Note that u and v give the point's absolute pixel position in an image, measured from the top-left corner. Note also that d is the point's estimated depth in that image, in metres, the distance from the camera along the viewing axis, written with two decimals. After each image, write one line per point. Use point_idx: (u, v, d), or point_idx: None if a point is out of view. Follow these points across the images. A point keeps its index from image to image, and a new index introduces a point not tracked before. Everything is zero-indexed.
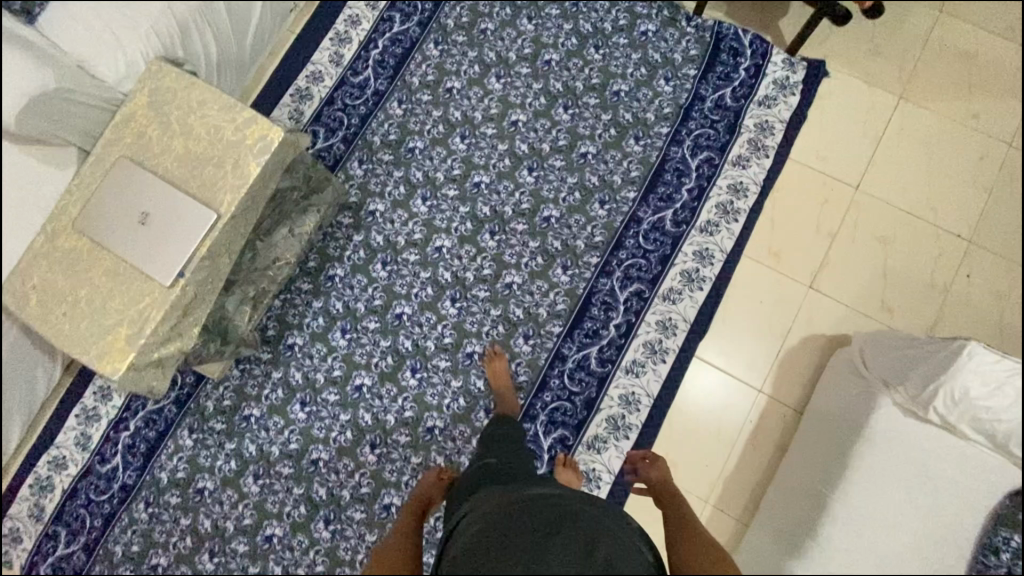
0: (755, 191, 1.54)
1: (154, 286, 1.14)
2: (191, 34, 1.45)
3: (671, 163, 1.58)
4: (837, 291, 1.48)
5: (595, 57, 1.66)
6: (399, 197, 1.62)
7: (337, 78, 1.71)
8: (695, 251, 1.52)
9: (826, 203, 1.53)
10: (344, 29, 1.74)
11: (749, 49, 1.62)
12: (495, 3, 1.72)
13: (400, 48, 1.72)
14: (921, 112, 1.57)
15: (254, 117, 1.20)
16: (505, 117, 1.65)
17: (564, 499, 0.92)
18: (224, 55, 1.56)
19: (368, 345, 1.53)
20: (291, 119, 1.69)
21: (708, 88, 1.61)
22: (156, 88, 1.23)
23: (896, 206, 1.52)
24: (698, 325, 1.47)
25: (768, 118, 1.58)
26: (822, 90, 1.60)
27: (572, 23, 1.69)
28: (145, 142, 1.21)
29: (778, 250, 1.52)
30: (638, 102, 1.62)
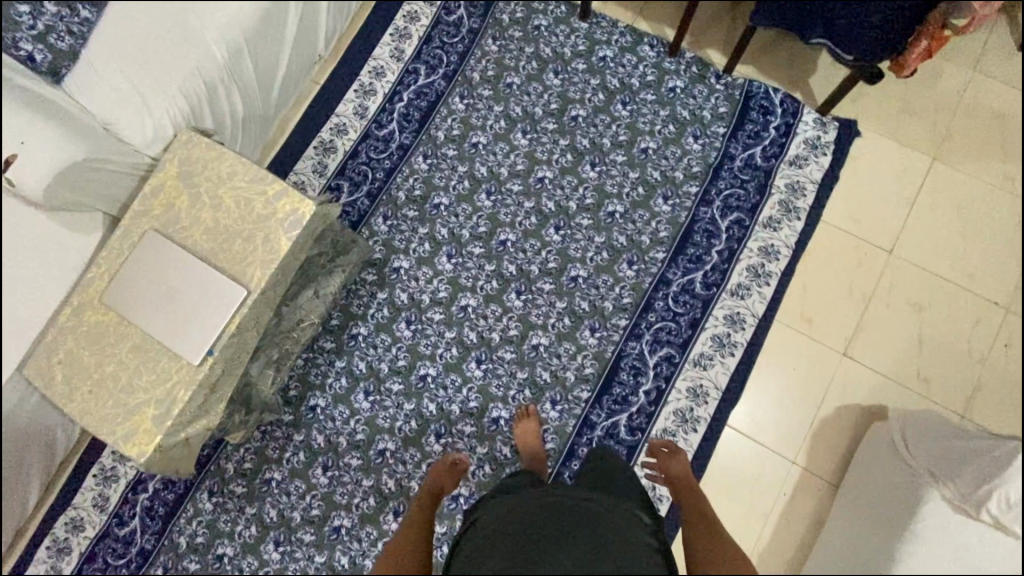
0: (787, 254, 1.52)
1: (182, 365, 1.13)
2: (218, 93, 1.43)
3: (700, 224, 1.56)
4: (871, 359, 1.46)
5: (622, 113, 1.65)
6: (424, 254, 1.60)
7: (361, 131, 1.70)
8: (726, 315, 1.49)
9: (860, 267, 1.51)
10: (369, 81, 1.73)
11: (780, 107, 1.60)
12: (521, 57, 1.71)
13: (425, 101, 1.70)
14: (956, 175, 1.55)
15: (285, 189, 1.19)
16: (531, 174, 1.63)
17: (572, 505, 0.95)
18: (249, 108, 1.55)
19: (392, 408, 1.50)
20: (314, 172, 1.68)
21: (738, 147, 1.59)
22: (185, 157, 1.21)
23: (932, 272, 1.50)
24: (730, 393, 1.44)
25: (799, 179, 1.56)
26: (853, 150, 1.58)
27: (599, 78, 1.67)
28: (174, 214, 1.19)
29: (810, 315, 1.49)
30: (666, 160, 1.61)
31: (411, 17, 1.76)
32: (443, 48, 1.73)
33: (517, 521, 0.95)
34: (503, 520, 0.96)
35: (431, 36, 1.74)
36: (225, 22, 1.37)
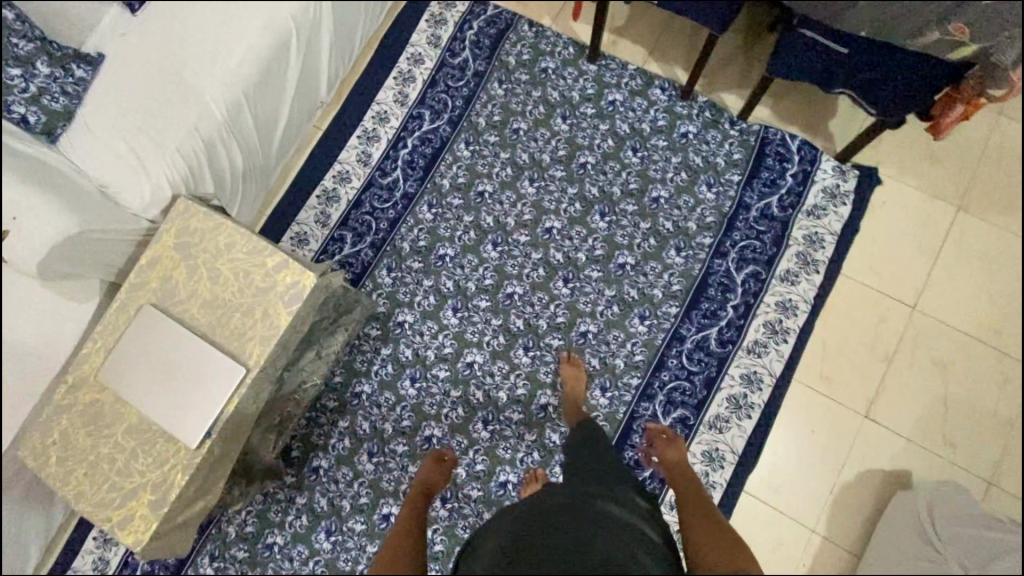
0: (805, 310, 1.46)
1: (179, 447, 1.09)
2: (217, 150, 1.39)
3: (715, 277, 1.50)
4: (894, 422, 1.40)
5: (633, 160, 1.60)
6: (429, 307, 1.56)
7: (365, 179, 1.66)
8: (742, 374, 1.44)
9: (881, 324, 1.45)
10: (373, 126, 1.69)
11: (797, 154, 1.54)
12: (528, 101, 1.67)
13: (430, 147, 1.66)
14: (981, 226, 1.48)
15: (285, 260, 1.15)
16: (539, 224, 1.59)
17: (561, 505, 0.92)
18: (250, 163, 1.51)
19: (396, 470, 1.46)
20: (317, 222, 1.64)
21: (753, 196, 1.54)
22: (182, 228, 1.17)
23: (957, 329, 1.44)
24: (747, 457, 1.39)
25: (817, 230, 1.50)
26: (873, 200, 1.52)
27: (608, 123, 1.63)
28: (171, 287, 1.16)
29: (829, 374, 1.44)
30: (679, 210, 1.55)
31: (415, 60, 1.72)
32: (448, 92, 1.69)
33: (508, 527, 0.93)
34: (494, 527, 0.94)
35: (436, 80, 1.71)
36: (224, 76, 1.35)
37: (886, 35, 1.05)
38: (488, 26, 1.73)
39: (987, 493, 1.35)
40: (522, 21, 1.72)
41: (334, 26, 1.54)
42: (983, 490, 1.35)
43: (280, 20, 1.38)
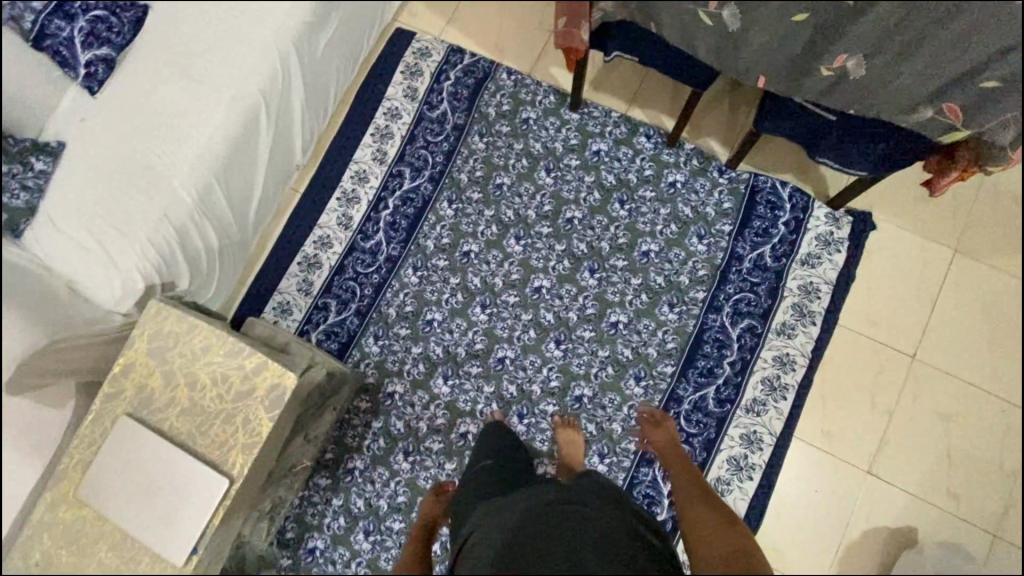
0: (803, 364, 1.43)
1: (165, 564, 1.06)
2: (190, 234, 1.34)
3: (710, 333, 1.47)
4: (899, 476, 1.37)
5: (620, 213, 1.56)
6: (419, 375, 1.52)
7: (347, 243, 1.61)
8: (742, 434, 1.41)
9: (880, 376, 1.42)
10: (352, 187, 1.64)
11: (789, 202, 1.50)
12: (510, 154, 1.62)
13: (412, 207, 1.62)
14: (978, 268, 1.45)
15: (265, 360, 1.11)
16: (527, 283, 1.55)
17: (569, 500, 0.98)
18: (226, 239, 1.46)
19: (394, 547, 1.43)
20: (299, 290, 1.59)
21: (745, 246, 1.50)
22: (155, 332, 1.13)
23: (958, 376, 1.41)
24: (750, 520, 1.37)
25: (812, 279, 1.47)
26: (867, 245, 1.48)
27: (594, 175, 1.59)
28: (148, 394, 1.12)
29: (829, 429, 1.41)
30: (670, 264, 1.52)
31: (392, 114, 1.68)
32: (427, 147, 1.65)
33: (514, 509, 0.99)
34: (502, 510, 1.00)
35: (414, 135, 1.66)
36: (192, 158, 1.31)
37: (879, 114, 1.04)
38: (465, 76, 1.68)
39: (995, 546, 1.32)
40: (500, 69, 1.67)
41: (305, 90, 1.49)
42: (991, 544, 1.33)
43: (247, 95, 1.34)
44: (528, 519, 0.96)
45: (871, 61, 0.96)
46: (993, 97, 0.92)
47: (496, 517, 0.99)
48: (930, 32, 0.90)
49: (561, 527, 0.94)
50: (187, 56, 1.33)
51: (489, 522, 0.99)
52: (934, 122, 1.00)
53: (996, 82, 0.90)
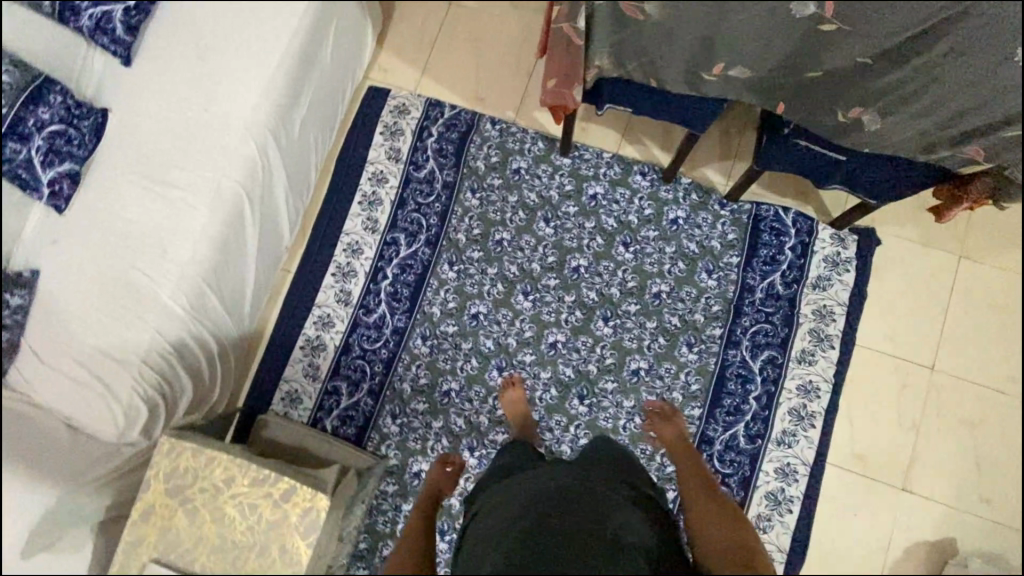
0: (827, 390, 1.43)
1: None
2: (187, 343, 1.27)
3: (732, 369, 1.46)
4: (932, 490, 1.39)
5: (626, 256, 1.53)
6: (443, 450, 1.47)
7: (348, 320, 1.54)
8: (777, 468, 1.41)
9: (903, 392, 1.44)
10: (346, 260, 1.57)
11: (793, 226, 1.49)
12: (506, 207, 1.58)
13: (412, 274, 1.56)
14: (984, 271, 1.47)
15: (293, 484, 1.05)
16: (541, 339, 1.51)
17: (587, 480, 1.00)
18: (225, 339, 1.38)
19: None
20: (306, 377, 1.52)
21: (755, 276, 1.49)
22: (172, 468, 1.07)
23: (977, 382, 1.43)
24: (796, 553, 1.37)
25: (825, 302, 1.47)
26: (875, 262, 1.48)
27: (594, 220, 1.55)
28: (172, 536, 1.05)
29: (860, 450, 1.42)
30: (682, 303, 1.49)
31: (378, 179, 1.61)
32: (420, 210, 1.59)
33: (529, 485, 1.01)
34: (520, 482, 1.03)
35: (404, 198, 1.60)
36: (179, 268, 1.23)
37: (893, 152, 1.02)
38: (449, 130, 1.62)
39: None
40: (484, 120, 1.62)
41: (287, 173, 1.42)
42: None
43: (228, 192, 1.27)
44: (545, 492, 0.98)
45: (889, 112, 0.93)
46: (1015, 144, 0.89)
47: (512, 488, 1.02)
48: (956, 88, 0.86)
49: (574, 505, 0.96)
50: (159, 160, 1.25)
51: (508, 491, 1.02)
52: (952, 163, 0.98)
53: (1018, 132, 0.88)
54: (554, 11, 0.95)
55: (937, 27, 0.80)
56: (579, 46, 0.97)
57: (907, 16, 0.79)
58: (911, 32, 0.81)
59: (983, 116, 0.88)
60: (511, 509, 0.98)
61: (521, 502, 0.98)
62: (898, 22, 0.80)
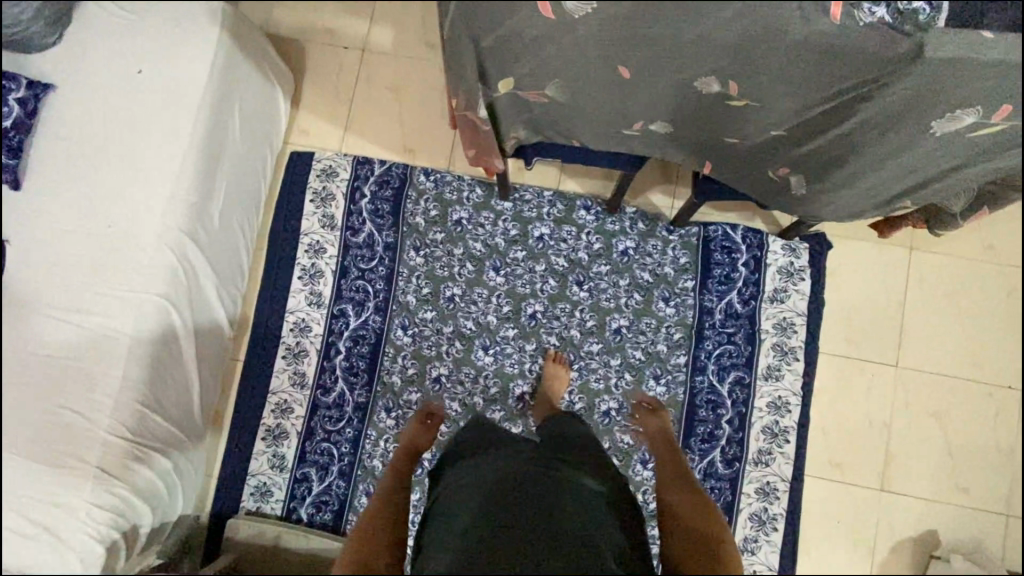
0: (797, 404, 1.43)
1: None
2: (135, 470, 1.20)
3: (701, 396, 1.44)
4: (909, 485, 1.41)
5: (581, 294, 1.49)
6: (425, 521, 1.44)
7: (307, 403, 1.49)
8: (757, 488, 1.41)
9: (871, 393, 1.44)
10: (295, 340, 1.51)
11: (743, 243, 1.46)
12: (452, 261, 1.52)
13: (366, 345, 1.51)
14: (935, 262, 1.46)
15: None
16: (509, 393, 1.48)
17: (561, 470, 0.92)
18: (179, 450, 1.32)
19: None
20: (272, 468, 1.47)
21: (712, 297, 1.46)
22: None
23: (940, 373, 1.43)
24: (786, 570, 1.38)
25: (785, 315, 1.45)
26: (829, 268, 1.47)
27: (544, 262, 1.51)
28: None
29: (836, 459, 1.43)
30: (644, 336, 1.46)
31: (315, 249, 1.54)
32: (363, 277, 1.53)
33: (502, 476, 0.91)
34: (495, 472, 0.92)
35: (346, 267, 1.53)
36: (111, 398, 1.16)
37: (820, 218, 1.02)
38: (382, 187, 1.55)
39: (1011, 527, 1.38)
40: (417, 172, 1.55)
41: (213, 268, 1.34)
42: (1005, 525, 1.38)
43: (150, 309, 1.19)
44: (522, 481, 0.91)
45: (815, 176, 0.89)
46: (943, 192, 0.87)
47: (489, 470, 0.93)
48: (881, 159, 0.81)
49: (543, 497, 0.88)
50: (69, 288, 1.17)
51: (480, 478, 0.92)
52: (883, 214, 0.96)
53: (948, 184, 0.84)
54: (453, 101, 0.85)
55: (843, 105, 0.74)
56: (487, 131, 0.90)
57: (817, 96, 0.73)
58: (820, 109, 0.76)
59: (909, 175, 0.84)
60: (485, 493, 0.90)
61: (496, 488, 0.90)
62: (809, 102, 0.75)
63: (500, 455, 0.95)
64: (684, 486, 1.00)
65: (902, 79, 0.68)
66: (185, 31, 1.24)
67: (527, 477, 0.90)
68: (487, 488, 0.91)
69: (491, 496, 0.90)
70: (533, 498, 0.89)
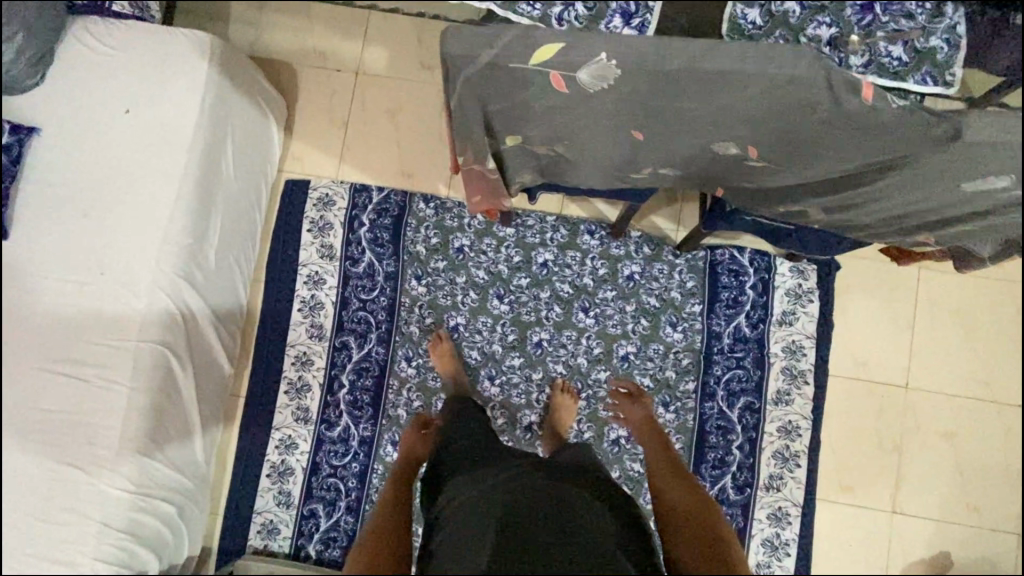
0: (808, 428, 1.41)
1: None
2: (142, 520, 1.19)
3: (711, 422, 1.42)
4: (921, 506, 1.40)
5: (587, 321, 1.46)
6: None
7: (312, 438, 1.47)
8: (769, 514, 1.40)
9: (882, 415, 1.43)
10: (298, 374, 1.49)
11: (751, 265, 1.44)
12: (455, 290, 1.50)
13: (370, 377, 1.48)
14: (944, 281, 1.44)
15: None
16: (517, 423, 1.46)
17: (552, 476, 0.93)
18: (184, 494, 1.30)
19: None
20: (279, 505, 1.45)
21: (720, 322, 1.44)
22: None
23: (950, 392, 1.42)
24: None
25: (794, 337, 1.43)
26: (837, 289, 1.45)
27: (549, 288, 1.48)
28: None
29: (848, 482, 1.42)
30: (652, 362, 1.44)
31: (314, 281, 1.51)
32: (365, 307, 1.50)
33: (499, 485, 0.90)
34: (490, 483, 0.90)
35: (347, 298, 1.50)
36: (112, 450, 1.14)
37: (842, 232, 0.98)
38: (381, 216, 1.52)
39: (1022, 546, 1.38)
40: (416, 199, 1.52)
41: (211, 308, 1.30)
42: (1017, 544, 1.38)
43: (148, 357, 1.16)
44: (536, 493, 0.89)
45: (832, 215, 0.87)
46: (968, 237, 0.84)
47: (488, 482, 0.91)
48: (902, 208, 0.78)
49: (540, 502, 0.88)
50: (63, 339, 1.14)
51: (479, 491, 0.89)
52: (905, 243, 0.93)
53: (974, 230, 0.81)
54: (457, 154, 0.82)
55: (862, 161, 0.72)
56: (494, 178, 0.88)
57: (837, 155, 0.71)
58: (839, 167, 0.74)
59: (932, 221, 0.81)
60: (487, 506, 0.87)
61: (508, 497, 0.88)
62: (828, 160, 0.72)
63: (494, 465, 0.94)
64: (682, 482, 0.98)
65: (929, 153, 0.66)
66: (173, 69, 1.20)
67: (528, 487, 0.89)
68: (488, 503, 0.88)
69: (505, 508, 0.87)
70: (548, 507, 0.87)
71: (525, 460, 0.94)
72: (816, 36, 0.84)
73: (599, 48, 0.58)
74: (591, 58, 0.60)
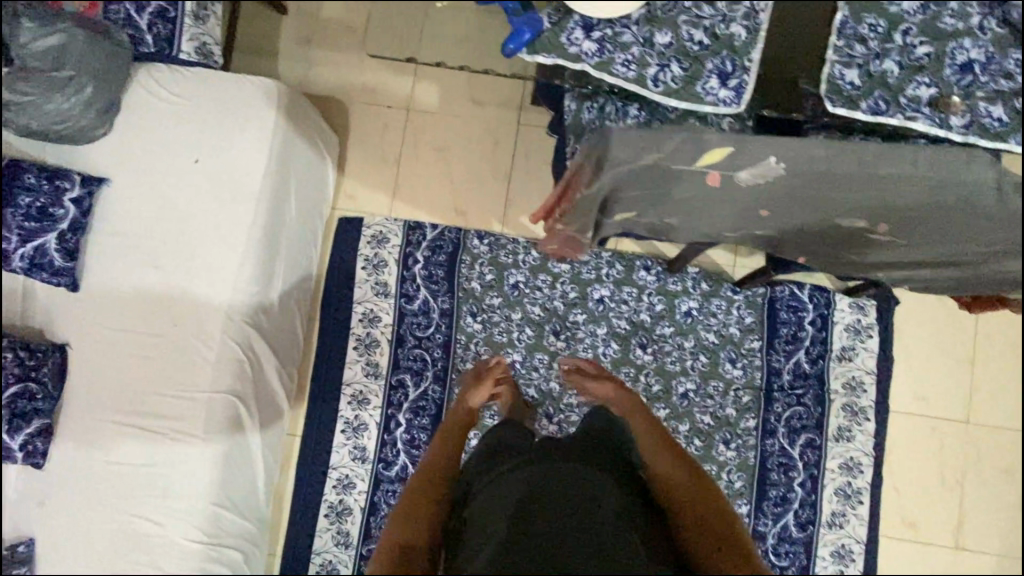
0: (870, 464, 1.41)
1: None
2: (214, 569, 1.17)
3: (773, 459, 1.41)
4: (985, 542, 1.41)
5: (645, 357, 1.46)
6: None
7: (369, 477, 1.46)
8: (832, 551, 1.40)
9: (944, 451, 1.43)
10: (354, 413, 1.48)
11: (810, 301, 1.44)
12: (510, 326, 1.49)
13: (427, 415, 1.47)
14: (1005, 315, 1.44)
15: None
16: None
17: (557, 468, 0.86)
18: (253, 540, 1.27)
19: None
20: (338, 546, 1.45)
21: (780, 358, 1.43)
22: None
23: (1012, 427, 1.42)
24: None
25: (854, 373, 1.43)
26: (897, 324, 1.45)
27: (605, 324, 1.47)
28: None
29: (910, 518, 1.42)
30: (712, 399, 1.43)
31: (370, 319, 1.50)
32: (421, 345, 1.49)
33: (508, 489, 0.84)
34: (498, 485, 0.85)
35: (402, 335, 1.50)
36: (185, 499, 1.13)
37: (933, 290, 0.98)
38: (435, 253, 1.51)
39: None
40: (470, 235, 1.51)
41: (276, 353, 1.28)
42: None
43: (220, 407, 1.15)
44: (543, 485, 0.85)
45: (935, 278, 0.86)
46: None
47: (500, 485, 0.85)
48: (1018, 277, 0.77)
49: (552, 503, 0.82)
50: (135, 392, 1.13)
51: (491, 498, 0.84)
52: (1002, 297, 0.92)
53: None
54: (559, 226, 0.84)
55: (982, 234, 0.72)
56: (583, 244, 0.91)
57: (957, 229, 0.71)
58: (958, 239, 0.73)
59: None
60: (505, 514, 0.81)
61: (518, 505, 0.82)
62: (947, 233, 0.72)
63: (506, 458, 0.90)
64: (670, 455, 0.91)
65: None
66: (240, 116, 1.18)
67: (538, 486, 0.84)
68: (498, 507, 0.82)
69: (512, 511, 0.81)
70: (556, 504, 0.82)
71: (529, 459, 0.88)
72: (916, 95, 0.88)
73: (766, 151, 0.68)
74: (757, 162, 0.68)
